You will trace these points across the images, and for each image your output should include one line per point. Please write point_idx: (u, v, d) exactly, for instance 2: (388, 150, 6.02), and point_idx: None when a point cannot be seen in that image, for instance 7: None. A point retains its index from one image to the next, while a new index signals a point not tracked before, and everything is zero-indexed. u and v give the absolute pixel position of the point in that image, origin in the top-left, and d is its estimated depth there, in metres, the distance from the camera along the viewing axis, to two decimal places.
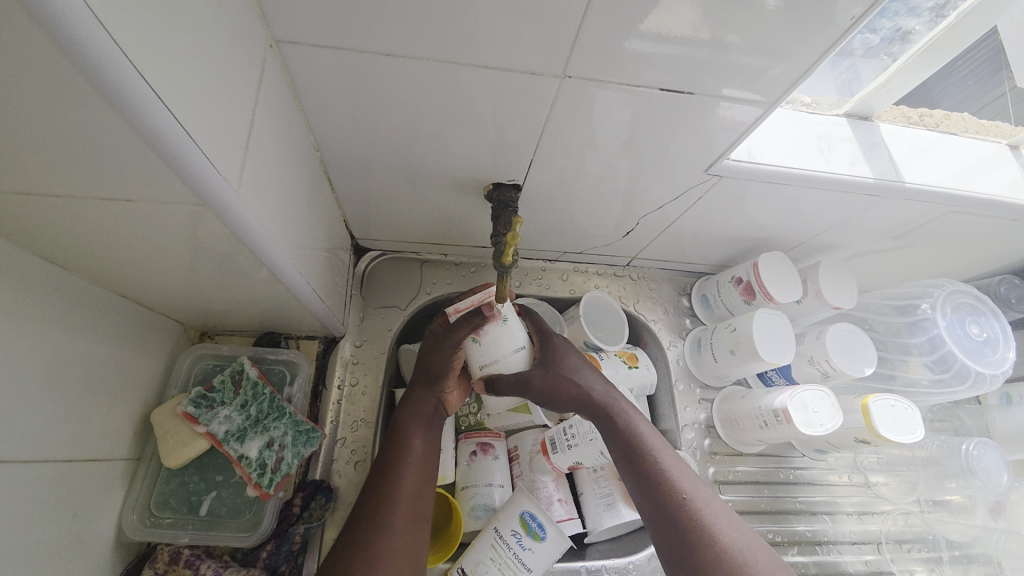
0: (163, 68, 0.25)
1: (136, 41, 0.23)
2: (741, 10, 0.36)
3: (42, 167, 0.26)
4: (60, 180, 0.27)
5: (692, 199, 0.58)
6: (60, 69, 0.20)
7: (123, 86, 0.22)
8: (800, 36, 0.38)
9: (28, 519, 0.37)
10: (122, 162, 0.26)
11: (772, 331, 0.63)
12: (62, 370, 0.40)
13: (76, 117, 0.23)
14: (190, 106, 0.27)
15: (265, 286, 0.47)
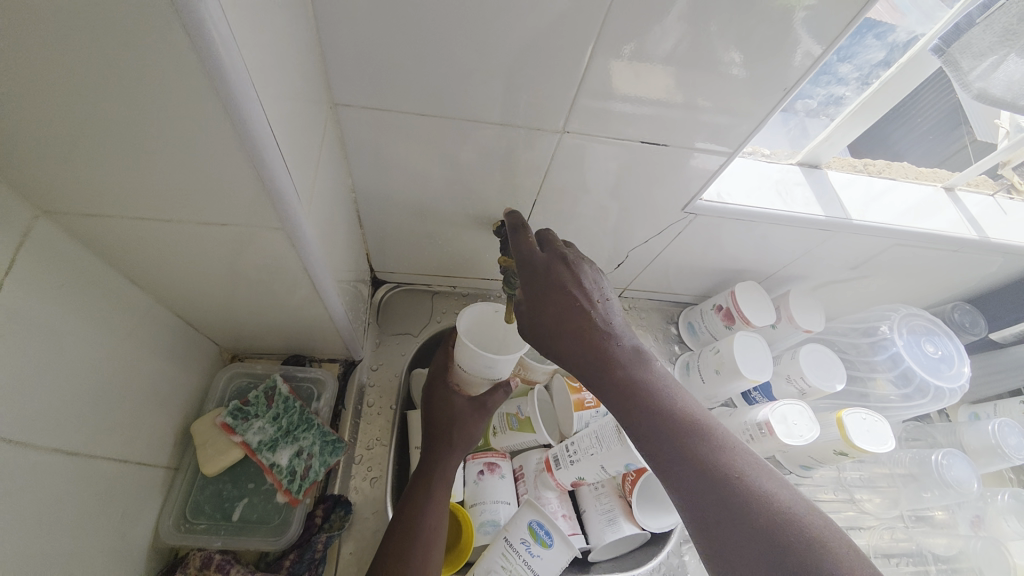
0: (278, 126, 0.33)
1: (267, 107, 0.31)
2: (704, 81, 0.46)
3: (168, 198, 0.34)
4: (181, 208, 0.35)
5: (672, 234, 0.66)
6: (220, 125, 0.28)
7: (257, 139, 0.30)
8: (752, 99, 0.48)
9: (89, 512, 0.41)
10: (236, 193, 0.34)
11: (752, 352, 0.70)
12: (129, 378, 0.45)
13: (214, 159, 0.31)
14: (289, 153, 0.35)
15: (304, 308, 0.53)
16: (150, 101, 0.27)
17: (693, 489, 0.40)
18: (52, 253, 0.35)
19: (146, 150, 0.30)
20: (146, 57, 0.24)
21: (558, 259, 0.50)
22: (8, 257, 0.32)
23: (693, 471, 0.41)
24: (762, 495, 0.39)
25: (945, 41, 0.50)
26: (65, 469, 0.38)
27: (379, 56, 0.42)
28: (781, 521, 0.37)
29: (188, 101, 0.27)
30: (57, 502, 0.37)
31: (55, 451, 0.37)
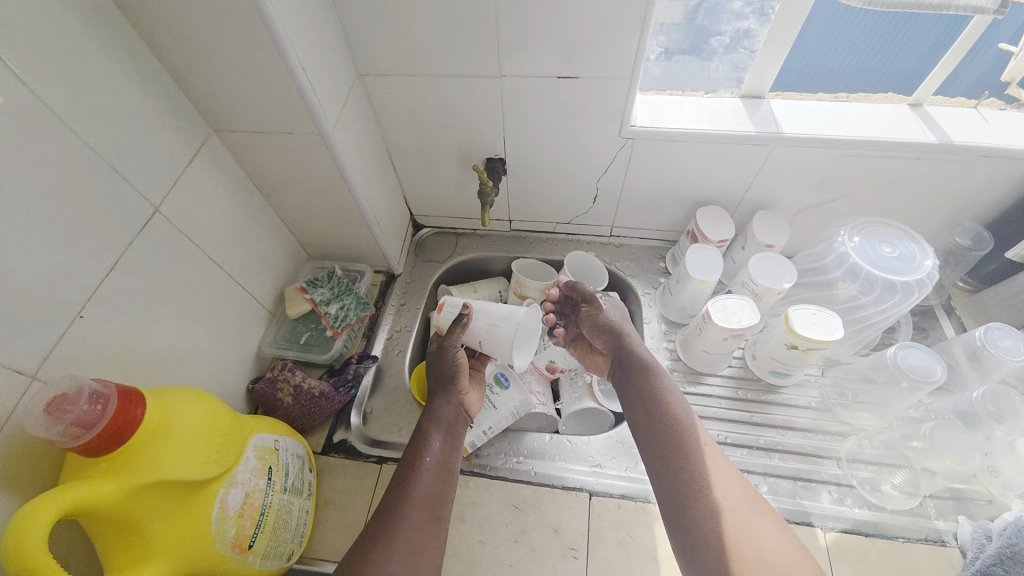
0: (314, 73, 0.60)
1: (306, 61, 0.58)
2: (595, 23, 0.63)
3: (265, 117, 0.63)
4: (270, 122, 0.64)
5: (624, 160, 0.82)
6: (279, 67, 0.56)
7: (297, 76, 0.57)
8: (639, 32, 0.63)
9: (219, 312, 0.71)
10: (294, 110, 0.62)
11: (702, 258, 0.80)
12: (249, 245, 0.76)
13: (281, 89, 0.59)
14: (320, 90, 0.62)
15: (347, 212, 0.80)
16: (247, 57, 0.55)
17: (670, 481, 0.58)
18: (213, 154, 0.67)
19: (251, 87, 0.59)
20: (244, 34, 0.52)
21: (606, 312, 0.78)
22: (193, 150, 0.63)
23: (664, 436, 0.61)
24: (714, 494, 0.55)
25: None
26: (211, 279, 0.68)
27: (378, 39, 0.68)
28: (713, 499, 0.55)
29: (264, 56, 0.55)
30: (204, 296, 0.67)
31: (209, 267, 0.68)
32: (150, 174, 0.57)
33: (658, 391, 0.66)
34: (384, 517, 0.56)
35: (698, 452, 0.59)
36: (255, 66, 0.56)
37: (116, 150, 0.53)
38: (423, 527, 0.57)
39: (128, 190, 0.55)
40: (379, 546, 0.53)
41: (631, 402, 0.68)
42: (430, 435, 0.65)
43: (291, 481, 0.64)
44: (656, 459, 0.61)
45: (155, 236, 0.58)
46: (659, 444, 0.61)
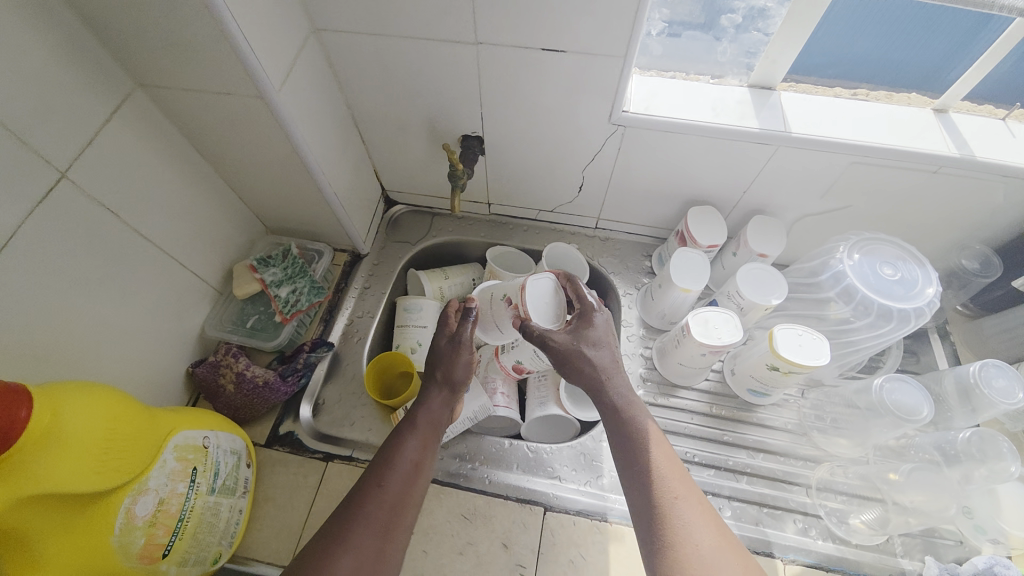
0: (252, 26, 0.51)
1: (239, 10, 0.49)
2: None
3: (198, 75, 0.54)
4: (203, 80, 0.55)
5: (613, 150, 0.74)
6: (204, 15, 0.47)
7: (228, 28, 0.48)
8: (634, 7, 0.54)
9: (152, 291, 0.64)
10: (230, 69, 0.53)
11: (688, 264, 0.74)
12: (190, 218, 0.68)
13: (209, 42, 0.50)
14: (260, 47, 0.53)
15: (303, 186, 0.72)
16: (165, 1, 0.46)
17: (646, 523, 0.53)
18: (140, 112, 0.58)
19: (175, 37, 0.50)
20: None
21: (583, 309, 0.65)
22: (113, 106, 0.54)
23: (635, 470, 0.55)
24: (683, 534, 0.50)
25: None
26: (140, 255, 0.61)
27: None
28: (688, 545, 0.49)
29: (185, 0, 0.46)
30: (131, 274, 0.61)
31: (137, 243, 0.61)
32: (54, 133, 0.49)
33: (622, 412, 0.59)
34: (345, 516, 0.53)
35: (668, 487, 0.53)
36: (176, 12, 0.47)
37: (6, 102, 0.45)
38: (389, 533, 0.54)
39: (24, 152, 0.47)
40: (343, 556, 0.50)
41: (616, 440, 0.59)
42: (415, 431, 0.61)
43: (222, 480, 0.59)
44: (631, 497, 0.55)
45: (64, 206, 0.51)
46: (640, 490, 0.54)
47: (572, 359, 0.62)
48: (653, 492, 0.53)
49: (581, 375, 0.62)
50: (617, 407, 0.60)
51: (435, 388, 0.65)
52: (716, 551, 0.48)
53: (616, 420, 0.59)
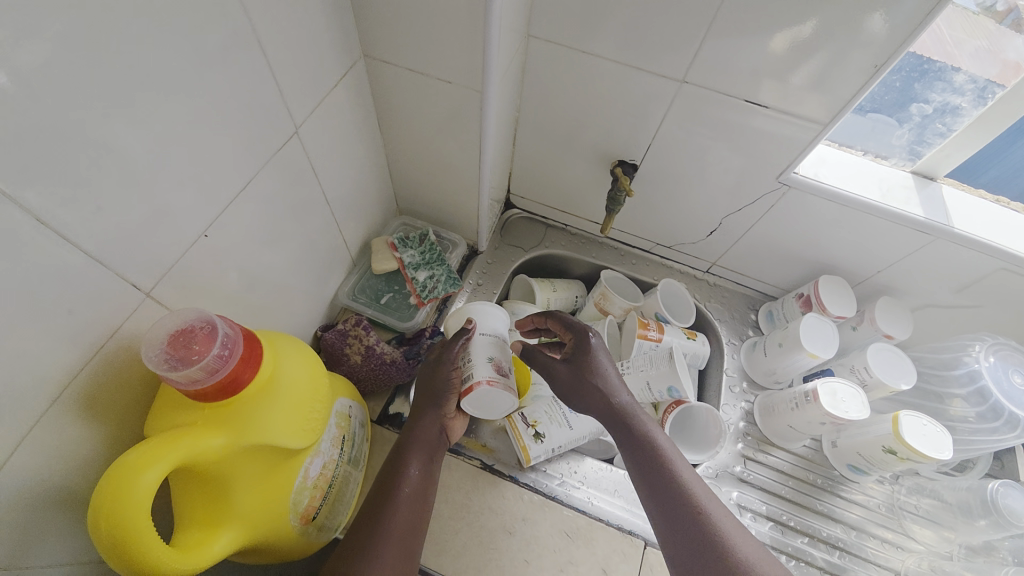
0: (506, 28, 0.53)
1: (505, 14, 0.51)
2: (816, 53, 0.56)
3: (432, 60, 0.57)
4: (434, 65, 0.57)
5: (766, 206, 0.76)
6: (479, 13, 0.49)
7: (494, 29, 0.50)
8: (856, 80, 0.57)
9: (312, 252, 0.65)
10: (469, 62, 0.55)
11: (819, 331, 0.75)
12: (354, 185, 0.69)
13: (466, 34, 0.52)
14: (503, 48, 0.55)
15: (462, 176, 0.74)
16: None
17: (680, 539, 0.51)
18: (356, 79, 0.60)
19: (435, 23, 0.52)
20: None
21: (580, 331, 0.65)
22: (342, 70, 0.56)
23: (660, 489, 0.54)
24: (719, 541, 0.50)
25: None
26: (316, 215, 0.63)
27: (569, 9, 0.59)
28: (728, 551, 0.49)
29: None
30: (306, 232, 0.62)
31: (318, 204, 0.62)
32: (303, 87, 0.50)
33: (640, 429, 0.59)
34: (353, 551, 0.52)
35: (694, 497, 0.53)
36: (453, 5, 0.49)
37: (283, 55, 0.46)
38: (411, 559, 0.54)
39: (279, 100, 0.48)
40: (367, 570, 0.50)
41: (633, 460, 0.58)
42: (409, 461, 0.59)
43: (354, 451, 0.60)
44: (657, 513, 0.54)
45: (287, 157, 0.52)
46: (669, 507, 0.53)
47: (575, 383, 0.63)
48: (682, 507, 0.52)
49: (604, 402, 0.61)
50: (629, 423, 0.60)
51: (419, 408, 0.64)
52: (752, 551, 0.50)
53: (629, 435, 0.59)
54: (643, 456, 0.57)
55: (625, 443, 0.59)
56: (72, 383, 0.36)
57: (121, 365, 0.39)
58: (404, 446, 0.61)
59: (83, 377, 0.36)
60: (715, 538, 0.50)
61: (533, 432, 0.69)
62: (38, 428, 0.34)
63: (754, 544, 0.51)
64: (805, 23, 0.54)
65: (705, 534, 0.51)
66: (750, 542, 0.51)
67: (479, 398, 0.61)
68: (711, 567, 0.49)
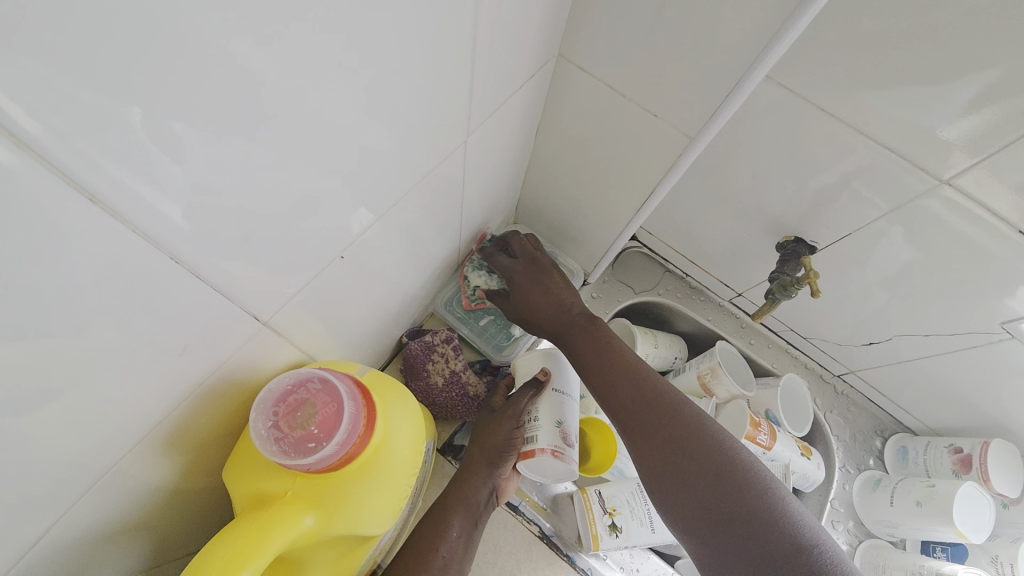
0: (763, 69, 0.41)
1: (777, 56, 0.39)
2: None
3: (645, 82, 0.45)
4: (645, 89, 0.46)
5: (965, 342, 0.62)
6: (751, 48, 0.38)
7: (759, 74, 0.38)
8: None
9: (426, 261, 0.57)
10: (696, 98, 0.43)
11: (975, 508, 0.62)
12: (489, 192, 0.60)
13: (714, 68, 0.41)
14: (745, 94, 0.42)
15: (608, 210, 0.63)
16: (726, 19, 0.37)
17: (662, 471, 0.49)
18: (538, 80, 0.49)
19: (678, 44, 0.41)
20: None
21: (527, 253, 0.64)
22: (530, 72, 0.45)
23: (631, 416, 0.53)
24: (696, 462, 0.47)
25: None
26: (444, 225, 0.54)
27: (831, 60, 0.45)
28: (708, 473, 0.47)
29: (754, 27, 0.37)
30: (430, 243, 0.53)
31: (450, 214, 0.53)
32: (487, 92, 0.41)
33: (608, 348, 0.57)
34: None
35: (666, 414, 0.51)
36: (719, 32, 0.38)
37: (484, 54, 0.36)
38: None
39: (462, 104, 0.38)
40: None
41: (599, 387, 0.56)
42: (451, 519, 0.51)
43: (416, 497, 0.53)
44: (637, 446, 0.52)
45: (446, 165, 0.43)
46: (646, 436, 0.51)
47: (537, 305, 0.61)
48: (653, 433, 0.50)
49: (654, 407, 0.52)
50: (590, 343, 0.58)
51: (473, 461, 0.56)
52: (731, 463, 0.47)
53: (587, 349, 0.58)
54: (609, 379, 0.55)
55: (586, 363, 0.58)
56: (162, 422, 0.29)
57: (216, 400, 0.32)
58: (451, 502, 0.53)
59: (175, 415, 0.29)
60: (692, 458, 0.48)
61: (609, 522, 0.60)
62: (115, 470, 0.28)
63: (734, 454, 0.47)
64: None
65: (682, 456, 0.48)
66: (730, 449, 0.48)
67: (538, 464, 0.55)
68: (693, 495, 0.47)
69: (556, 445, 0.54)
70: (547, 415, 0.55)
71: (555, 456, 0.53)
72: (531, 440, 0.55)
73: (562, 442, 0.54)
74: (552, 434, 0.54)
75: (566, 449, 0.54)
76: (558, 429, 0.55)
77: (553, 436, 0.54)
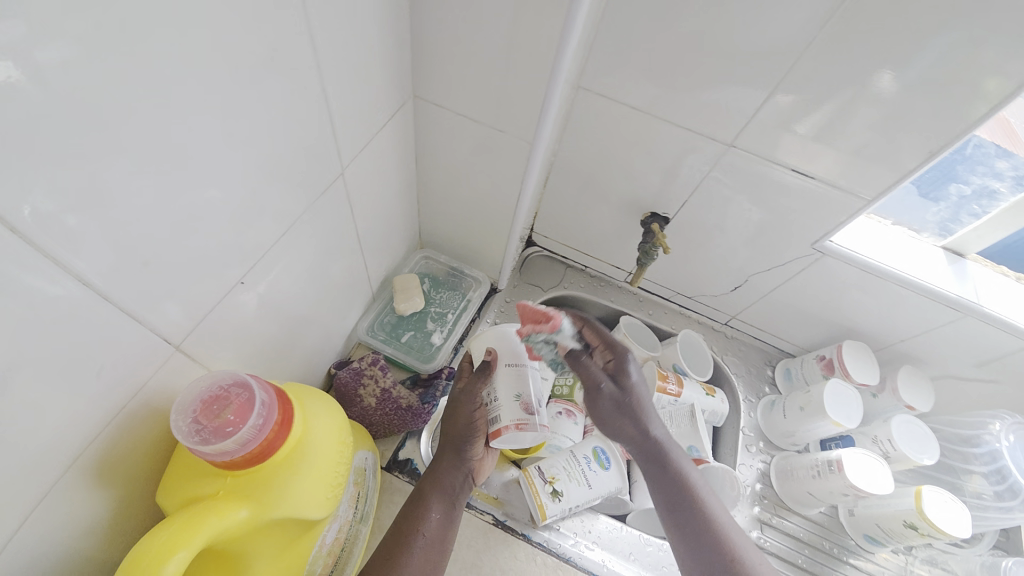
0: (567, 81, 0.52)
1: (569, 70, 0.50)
2: (867, 133, 0.56)
3: (484, 106, 0.55)
4: (485, 112, 0.55)
5: (796, 269, 0.76)
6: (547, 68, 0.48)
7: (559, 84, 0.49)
8: (901, 161, 0.57)
9: (336, 290, 0.62)
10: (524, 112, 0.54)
11: (842, 399, 0.74)
12: (385, 220, 0.67)
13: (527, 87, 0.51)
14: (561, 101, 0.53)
15: (494, 218, 0.72)
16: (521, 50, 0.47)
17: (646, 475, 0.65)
18: (401, 117, 0.58)
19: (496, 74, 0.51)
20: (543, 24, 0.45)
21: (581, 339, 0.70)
22: (391, 111, 0.55)
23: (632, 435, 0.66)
24: (666, 480, 0.63)
25: None
26: (346, 253, 0.60)
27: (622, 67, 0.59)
28: (671, 488, 0.62)
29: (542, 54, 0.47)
30: (335, 270, 0.59)
31: (349, 242, 0.59)
32: (354, 130, 0.49)
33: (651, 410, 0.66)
34: None
35: (650, 452, 0.65)
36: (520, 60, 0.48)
37: (341, 100, 0.45)
38: None
39: (331, 142, 0.46)
40: None
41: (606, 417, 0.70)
42: (429, 505, 0.58)
43: (366, 507, 0.56)
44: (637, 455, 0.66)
45: (331, 195, 0.50)
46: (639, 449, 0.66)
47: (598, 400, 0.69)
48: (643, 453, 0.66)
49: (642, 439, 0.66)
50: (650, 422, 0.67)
51: (444, 452, 0.63)
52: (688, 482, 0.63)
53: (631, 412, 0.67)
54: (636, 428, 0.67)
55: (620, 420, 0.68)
56: (87, 448, 0.32)
57: (140, 427, 0.35)
58: (427, 491, 0.59)
59: (98, 443, 0.33)
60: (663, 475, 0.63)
61: (551, 490, 0.66)
62: (48, 500, 0.30)
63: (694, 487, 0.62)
64: (840, 100, 0.54)
65: (655, 475, 0.64)
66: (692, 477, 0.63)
67: (508, 440, 0.58)
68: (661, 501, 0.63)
69: (519, 417, 0.58)
70: (505, 392, 0.59)
71: (521, 428, 0.57)
72: (495, 420, 0.58)
73: (525, 413, 0.58)
74: (513, 408, 0.58)
75: (530, 418, 0.58)
76: (518, 401, 0.58)
77: (515, 410, 0.58)
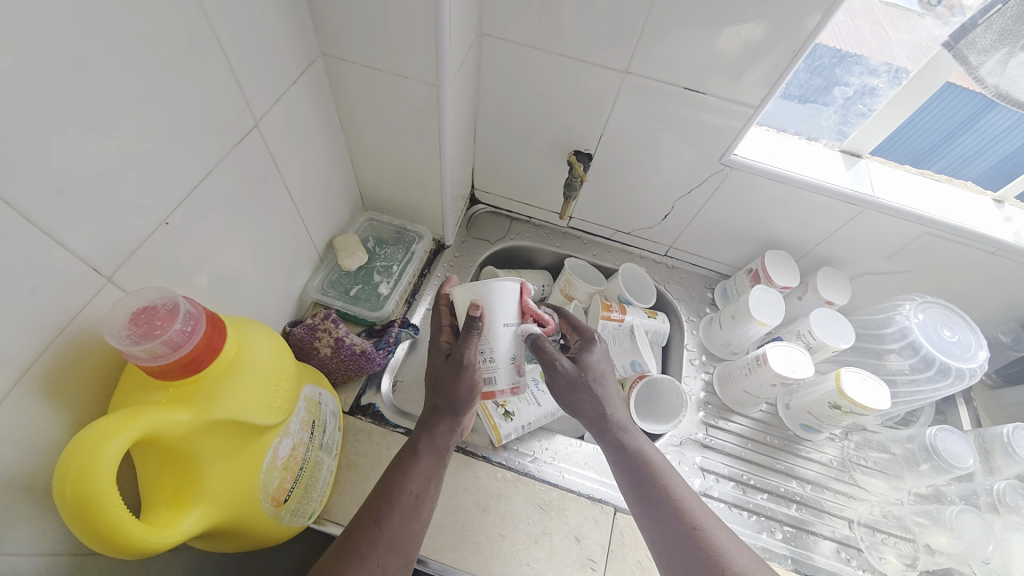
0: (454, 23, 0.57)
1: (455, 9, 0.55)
2: (738, 43, 0.61)
3: (386, 55, 0.59)
4: (388, 60, 0.60)
5: (712, 187, 0.81)
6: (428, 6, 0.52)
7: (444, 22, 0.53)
8: (774, 66, 0.62)
9: (277, 248, 0.66)
10: (421, 55, 0.58)
11: (766, 301, 0.81)
12: (318, 181, 0.71)
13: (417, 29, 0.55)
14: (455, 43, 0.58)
15: (423, 171, 0.76)
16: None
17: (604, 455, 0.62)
18: (314, 77, 0.62)
19: (388, 19, 0.55)
20: None
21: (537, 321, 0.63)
22: (301, 69, 0.59)
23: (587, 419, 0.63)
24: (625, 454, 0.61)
25: (953, 38, 0.59)
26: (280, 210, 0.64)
27: None
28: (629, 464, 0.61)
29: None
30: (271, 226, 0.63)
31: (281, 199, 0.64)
32: (262, 85, 0.53)
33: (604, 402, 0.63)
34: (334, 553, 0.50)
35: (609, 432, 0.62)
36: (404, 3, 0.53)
37: (242, 55, 0.49)
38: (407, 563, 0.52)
39: (239, 96, 0.50)
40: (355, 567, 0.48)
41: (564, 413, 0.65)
42: (417, 461, 0.58)
43: (327, 437, 0.61)
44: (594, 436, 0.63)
45: (251, 149, 0.55)
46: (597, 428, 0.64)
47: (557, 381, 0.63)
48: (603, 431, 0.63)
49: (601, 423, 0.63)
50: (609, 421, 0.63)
51: (435, 412, 0.61)
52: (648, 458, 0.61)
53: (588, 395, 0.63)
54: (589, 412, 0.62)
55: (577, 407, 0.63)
56: (36, 362, 0.36)
57: (84, 349, 0.40)
58: (415, 449, 0.59)
59: (44, 360, 0.37)
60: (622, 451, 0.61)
61: (503, 411, 0.72)
62: (4, 406, 0.35)
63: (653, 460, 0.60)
64: (708, 15, 0.60)
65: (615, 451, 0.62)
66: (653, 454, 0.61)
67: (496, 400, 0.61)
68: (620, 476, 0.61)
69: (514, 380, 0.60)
70: (501, 355, 0.58)
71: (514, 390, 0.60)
72: (490, 382, 0.59)
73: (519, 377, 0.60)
74: (508, 373, 0.59)
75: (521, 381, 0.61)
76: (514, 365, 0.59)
77: (508, 373, 0.59)
